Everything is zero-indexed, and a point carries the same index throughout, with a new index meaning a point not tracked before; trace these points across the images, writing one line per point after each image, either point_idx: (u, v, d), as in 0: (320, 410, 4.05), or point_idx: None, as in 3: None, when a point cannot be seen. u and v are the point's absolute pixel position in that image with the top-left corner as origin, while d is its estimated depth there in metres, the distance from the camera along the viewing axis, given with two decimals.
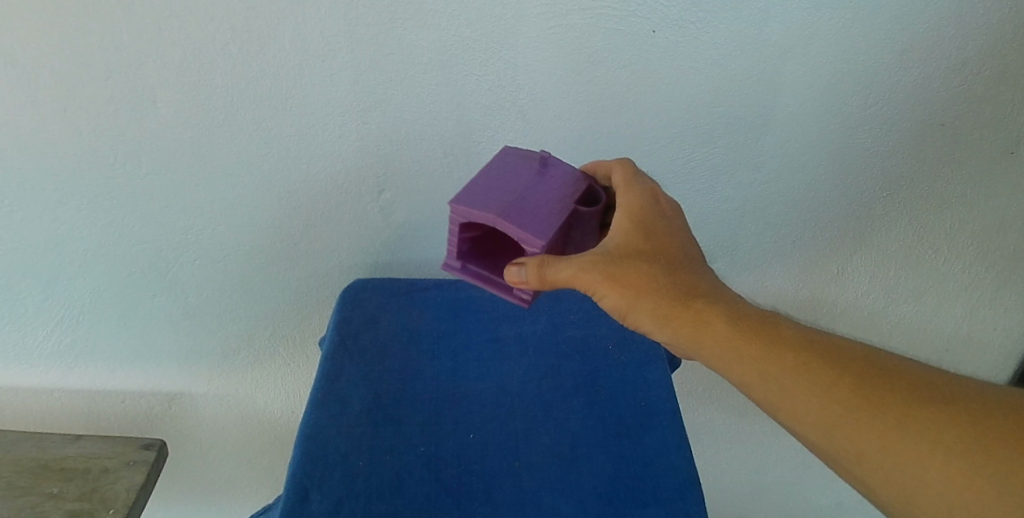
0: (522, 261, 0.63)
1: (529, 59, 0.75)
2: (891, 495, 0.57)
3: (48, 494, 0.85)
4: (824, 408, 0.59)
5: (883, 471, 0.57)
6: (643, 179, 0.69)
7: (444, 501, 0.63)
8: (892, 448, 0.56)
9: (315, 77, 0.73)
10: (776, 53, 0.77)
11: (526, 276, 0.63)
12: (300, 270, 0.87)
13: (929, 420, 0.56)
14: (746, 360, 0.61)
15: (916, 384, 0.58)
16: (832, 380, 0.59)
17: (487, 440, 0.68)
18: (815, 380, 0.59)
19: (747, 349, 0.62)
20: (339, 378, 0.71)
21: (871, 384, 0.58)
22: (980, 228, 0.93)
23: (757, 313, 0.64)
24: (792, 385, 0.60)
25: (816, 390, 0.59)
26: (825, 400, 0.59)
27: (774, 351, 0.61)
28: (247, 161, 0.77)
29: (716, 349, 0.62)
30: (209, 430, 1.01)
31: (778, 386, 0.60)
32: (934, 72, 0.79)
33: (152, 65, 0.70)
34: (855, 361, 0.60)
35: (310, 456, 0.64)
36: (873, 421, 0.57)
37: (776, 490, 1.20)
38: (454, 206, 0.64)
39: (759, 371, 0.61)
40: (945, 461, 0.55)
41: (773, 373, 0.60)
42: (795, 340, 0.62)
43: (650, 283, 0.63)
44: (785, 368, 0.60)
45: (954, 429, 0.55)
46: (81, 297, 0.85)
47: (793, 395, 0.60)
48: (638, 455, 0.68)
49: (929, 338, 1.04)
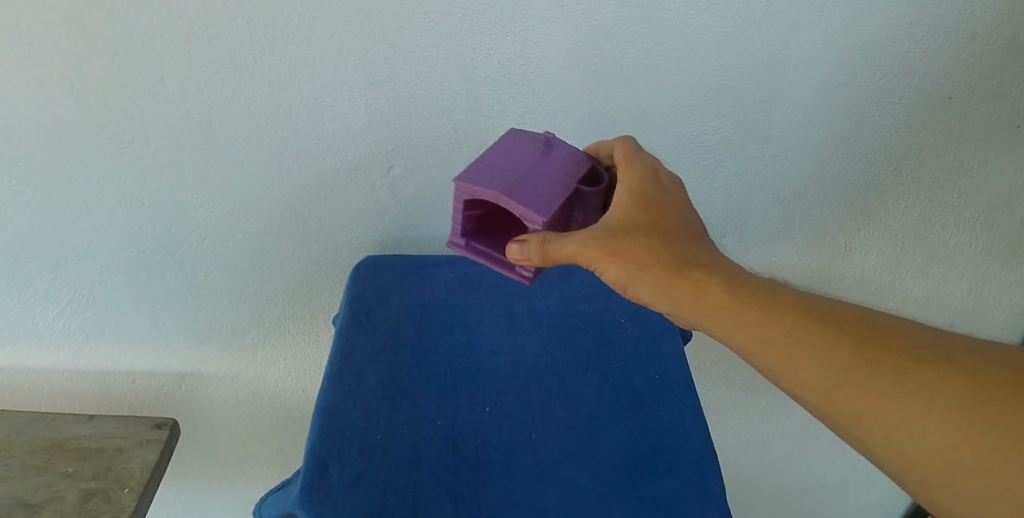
0: (523, 238, 0.64)
1: (538, 32, 0.74)
2: (892, 454, 0.57)
3: (64, 473, 0.86)
4: (823, 372, 0.59)
5: (884, 430, 0.57)
6: (644, 154, 0.70)
7: (463, 473, 0.63)
8: (890, 408, 0.57)
9: (324, 51, 0.72)
10: (786, 25, 0.76)
11: (527, 252, 0.63)
12: (309, 248, 0.87)
13: (927, 379, 0.56)
14: (744, 328, 0.62)
15: (911, 343, 0.58)
16: (829, 345, 0.59)
17: (504, 413, 0.68)
18: (813, 344, 0.60)
19: (746, 316, 0.62)
20: (354, 353, 0.70)
21: (867, 345, 0.59)
22: (987, 202, 0.93)
23: (756, 279, 0.64)
24: (790, 352, 0.60)
25: (815, 356, 0.59)
26: (823, 365, 0.59)
27: (771, 318, 0.61)
28: (256, 139, 0.77)
29: (715, 317, 0.62)
30: (220, 408, 1.02)
31: (776, 353, 0.61)
32: (944, 45, 0.79)
33: (160, 41, 0.69)
34: (853, 323, 0.60)
35: (328, 431, 0.63)
36: (872, 382, 0.57)
37: (782, 465, 1.21)
38: (457, 182, 0.65)
39: (758, 338, 0.61)
40: (945, 418, 0.55)
41: (771, 340, 0.61)
42: (794, 305, 0.62)
43: (648, 253, 0.64)
44: (783, 333, 0.60)
45: (950, 386, 0.56)
46: (91, 277, 0.86)
47: (792, 360, 0.60)
48: (653, 428, 0.68)
49: (936, 313, 1.04)
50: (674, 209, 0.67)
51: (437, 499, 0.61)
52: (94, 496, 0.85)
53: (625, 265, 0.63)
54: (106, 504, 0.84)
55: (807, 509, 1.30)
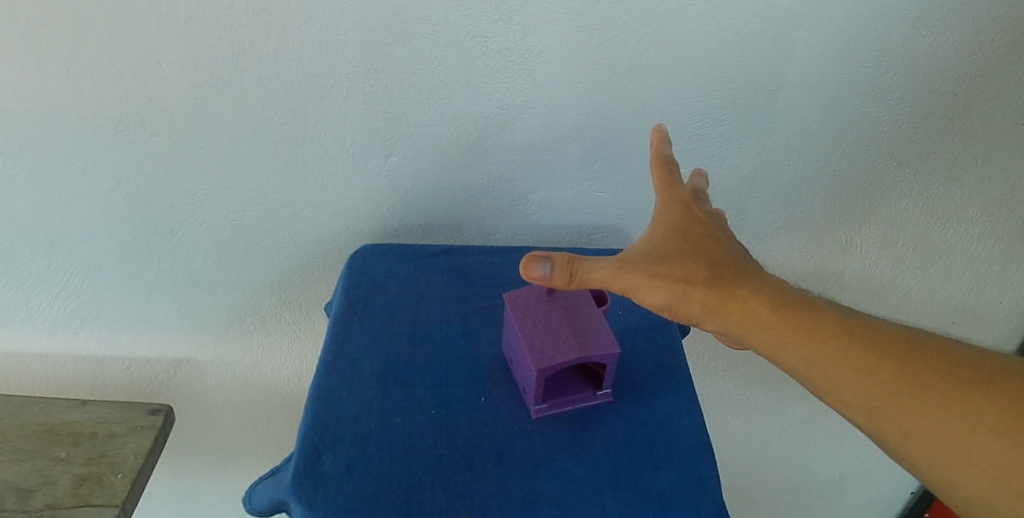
0: (547, 257, 0.59)
1: (538, 20, 0.73)
2: (935, 472, 0.58)
3: (55, 458, 0.85)
4: (867, 392, 0.59)
5: (928, 449, 0.57)
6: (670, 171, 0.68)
7: (456, 464, 0.61)
8: (934, 429, 0.57)
9: (322, 37, 0.72)
10: (789, 18, 0.76)
11: (554, 273, 0.59)
12: (306, 235, 0.86)
13: (969, 401, 0.57)
14: (788, 348, 0.61)
15: (953, 365, 0.59)
16: (873, 365, 0.60)
17: (498, 403, 0.65)
18: (858, 364, 0.60)
19: (791, 335, 0.61)
20: (349, 341, 0.69)
21: (909, 366, 0.59)
22: (990, 199, 0.92)
23: (799, 296, 0.63)
24: (836, 372, 0.60)
25: (859, 375, 0.60)
26: (867, 384, 0.59)
27: (813, 337, 0.61)
28: (252, 125, 0.77)
29: (761, 335, 0.62)
30: (215, 395, 1.01)
31: (821, 372, 0.61)
32: (949, 40, 0.78)
33: (157, 24, 0.69)
34: (895, 343, 0.61)
35: (321, 418, 0.63)
36: (917, 404, 0.58)
37: (779, 460, 1.21)
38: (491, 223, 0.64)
39: (804, 358, 0.61)
40: (988, 439, 0.56)
41: (817, 359, 0.61)
42: (838, 325, 0.61)
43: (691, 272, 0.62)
44: (828, 353, 0.60)
45: (990, 406, 0.56)
46: (87, 261, 0.85)
47: (836, 381, 0.60)
48: (650, 420, 0.65)
49: (936, 311, 1.04)
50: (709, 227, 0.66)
51: (429, 490, 0.59)
52: (86, 481, 0.84)
53: (667, 282, 0.61)
54: (98, 490, 0.83)
55: (804, 506, 1.29)
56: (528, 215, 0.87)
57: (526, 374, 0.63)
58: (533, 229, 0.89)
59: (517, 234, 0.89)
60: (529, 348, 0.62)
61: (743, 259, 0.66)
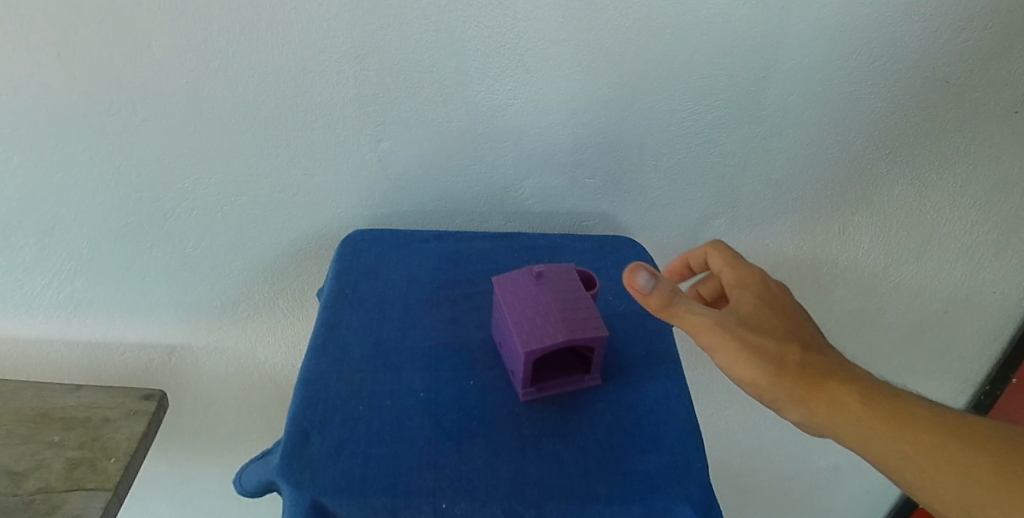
0: (652, 273, 0.65)
1: (529, 5, 0.73)
2: None
3: (49, 443, 0.86)
4: (915, 460, 0.62)
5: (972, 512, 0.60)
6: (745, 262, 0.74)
7: (444, 447, 0.61)
8: (979, 497, 0.60)
9: (312, 21, 0.72)
10: (780, 4, 0.75)
11: (655, 286, 0.64)
12: (298, 221, 0.87)
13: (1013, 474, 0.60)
14: (847, 416, 0.63)
15: (998, 440, 0.62)
16: (926, 437, 0.62)
17: (487, 387, 0.66)
18: (909, 434, 0.62)
19: (848, 407, 0.64)
20: (339, 325, 0.70)
21: (961, 436, 0.62)
22: (982, 188, 0.92)
23: (856, 372, 0.66)
24: (888, 440, 0.62)
25: (911, 443, 0.62)
26: (915, 450, 0.62)
27: (868, 406, 0.64)
28: (244, 109, 0.77)
29: (822, 407, 0.64)
30: (210, 381, 1.01)
31: (873, 443, 0.63)
32: (940, 26, 0.78)
33: (147, 7, 0.69)
34: (946, 416, 0.63)
35: (310, 401, 0.63)
36: (961, 470, 0.61)
37: (773, 449, 1.22)
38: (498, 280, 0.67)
39: (857, 425, 0.63)
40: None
41: (869, 428, 0.63)
42: (891, 397, 0.64)
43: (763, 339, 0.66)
44: (881, 425, 0.63)
45: None
46: (80, 246, 0.86)
47: (888, 449, 0.62)
48: (638, 404, 0.65)
49: (929, 301, 1.04)
50: (779, 302, 0.70)
51: (417, 471, 0.59)
52: (79, 465, 0.84)
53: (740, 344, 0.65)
54: (91, 474, 0.84)
55: (799, 496, 1.30)
56: (521, 201, 0.87)
57: (514, 357, 0.63)
58: (525, 215, 0.89)
59: (510, 221, 0.89)
60: (517, 331, 0.62)
61: (809, 331, 0.69)
